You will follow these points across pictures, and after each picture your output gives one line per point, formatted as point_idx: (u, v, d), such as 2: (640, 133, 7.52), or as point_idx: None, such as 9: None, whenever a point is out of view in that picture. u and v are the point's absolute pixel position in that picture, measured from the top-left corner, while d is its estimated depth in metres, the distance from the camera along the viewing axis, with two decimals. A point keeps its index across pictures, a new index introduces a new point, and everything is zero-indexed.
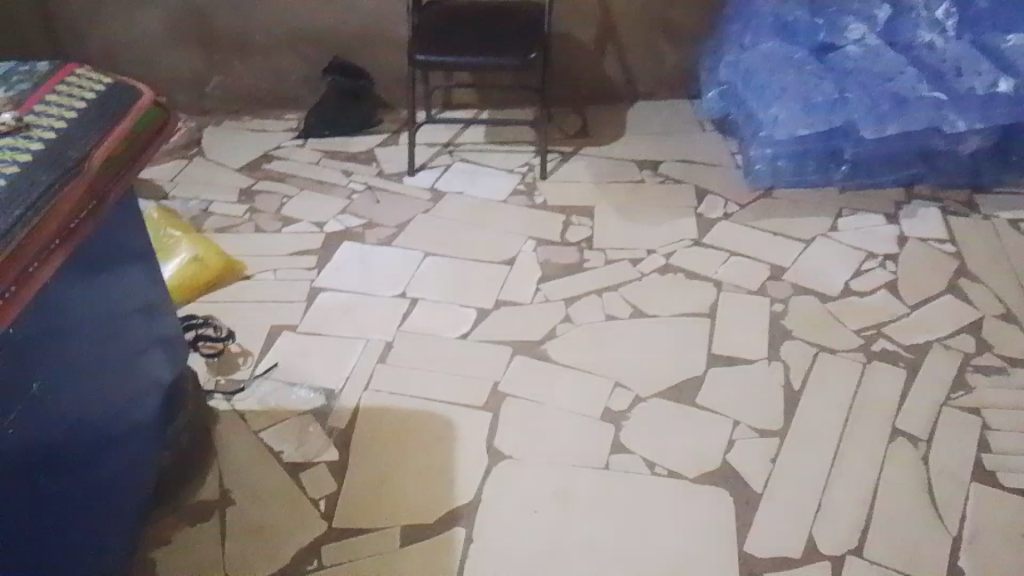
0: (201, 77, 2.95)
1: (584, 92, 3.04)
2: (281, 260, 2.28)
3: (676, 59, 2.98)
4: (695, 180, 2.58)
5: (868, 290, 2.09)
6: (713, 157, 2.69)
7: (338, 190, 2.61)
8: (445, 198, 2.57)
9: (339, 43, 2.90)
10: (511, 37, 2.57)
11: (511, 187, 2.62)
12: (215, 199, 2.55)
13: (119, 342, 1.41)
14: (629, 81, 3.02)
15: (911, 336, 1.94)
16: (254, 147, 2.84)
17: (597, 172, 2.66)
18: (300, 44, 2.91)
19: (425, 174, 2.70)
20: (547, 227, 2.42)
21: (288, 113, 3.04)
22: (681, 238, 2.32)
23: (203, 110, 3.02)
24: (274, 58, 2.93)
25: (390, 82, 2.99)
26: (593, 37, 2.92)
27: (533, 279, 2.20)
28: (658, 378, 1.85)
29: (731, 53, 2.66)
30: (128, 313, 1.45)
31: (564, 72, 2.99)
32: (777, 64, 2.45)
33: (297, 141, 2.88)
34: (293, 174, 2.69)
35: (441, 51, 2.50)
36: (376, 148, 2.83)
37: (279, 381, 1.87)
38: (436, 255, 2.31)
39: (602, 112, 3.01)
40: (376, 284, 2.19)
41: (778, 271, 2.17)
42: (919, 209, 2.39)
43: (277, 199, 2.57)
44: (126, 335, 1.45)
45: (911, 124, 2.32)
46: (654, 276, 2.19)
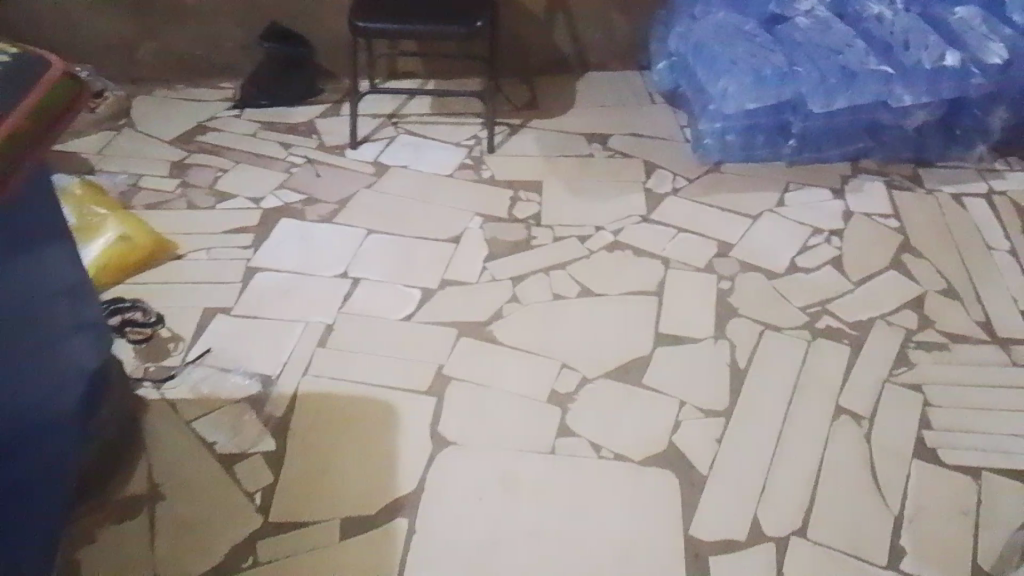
0: (129, 42, 2.79)
1: (533, 62, 2.97)
2: (215, 239, 2.19)
3: (625, 29, 2.92)
4: (644, 154, 2.54)
5: (814, 266, 2.09)
6: (663, 131, 2.66)
7: (276, 164, 2.51)
8: (389, 173, 2.49)
9: (277, 7, 2.76)
10: (456, 4, 2.48)
11: (457, 161, 2.55)
12: (145, 174, 2.43)
13: (36, 333, 1.31)
14: (579, 51, 2.96)
15: (856, 312, 1.95)
16: (187, 117, 2.71)
17: (545, 145, 2.61)
18: (236, 8, 2.76)
19: (368, 147, 2.61)
20: (494, 203, 2.36)
21: (224, 82, 2.90)
22: (629, 214, 2.29)
23: (132, 77, 2.86)
24: (207, 22, 2.78)
25: (331, 50, 2.87)
26: (541, 5, 2.84)
27: (479, 257, 2.15)
28: (605, 358, 1.82)
29: (682, 24, 2.61)
30: (47, 300, 1.35)
31: (512, 41, 2.91)
32: (728, 35, 2.41)
33: (233, 112, 2.75)
34: (229, 147, 2.58)
35: (384, 17, 2.39)
36: (317, 119, 2.72)
37: (213, 367, 1.80)
38: (379, 232, 2.24)
39: (551, 83, 2.95)
40: (315, 264, 2.11)
41: (726, 247, 2.15)
42: (865, 183, 2.40)
43: (211, 173, 2.46)
44: (44, 323, 1.34)
45: (859, 98, 2.31)
46: (602, 253, 2.15)
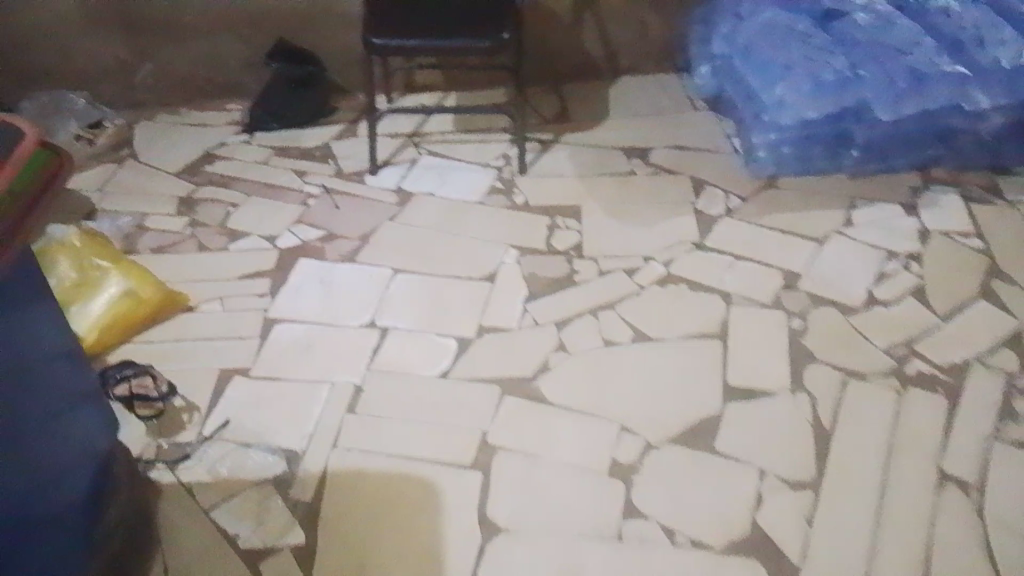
0: (127, 64, 2.60)
1: (560, 68, 2.74)
2: (228, 286, 2.00)
3: (661, 29, 2.69)
4: (690, 170, 2.32)
5: (893, 298, 1.88)
6: (708, 141, 2.44)
7: (291, 196, 2.32)
8: (413, 201, 2.29)
9: (284, 21, 2.56)
10: (480, 14, 2.26)
11: (486, 185, 2.35)
12: (150, 212, 2.24)
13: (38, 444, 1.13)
14: (610, 54, 2.73)
15: (946, 353, 1.74)
16: (193, 145, 2.51)
17: (581, 163, 2.40)
18: (240, 24, 2.56)
19: (389, 172, 2.41)
20: (530, 232, 2.16)
21: (230, 103, 2.70)
22: (681, 241, 2.08)
23: (132, 101, 2.67)
24: (210, 40, 2.58)
25: (344, 64, 2.67)
26: (569, 7, 2.61)
27: (519, 298, 1.95)
28: (668, 418, 1.62)
29: (726, 24, 2.37)
30: (48, 404, 1.17)
31: (538, 47, 2.69)
32: (781, 37, 2.17)
33: (241, 137, 2.55)
34: (239, 178, 2.38)
35: (401, 33, 2.18)
36: (332, 142, 2.52)
37: (232, 443, 1.61)
38: (406, 271, 2.04)
39: (582, 91, 2.73)
40: (339, 312, 1.92)
41: (792, 278, 1.94)
42: (939, 196, 2.17)
43: (221, 208, 2.27)
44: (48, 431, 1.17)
45: (930, 103, 2.08)
46: (655, 288, 1.95)
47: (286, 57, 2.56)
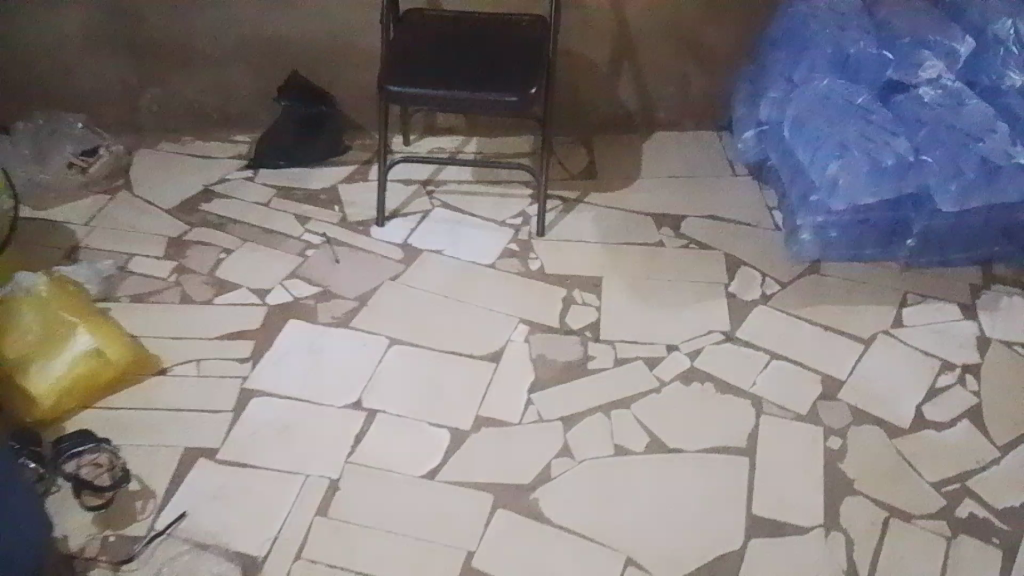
0: (132, 88, 2.46)
1: (591, 119, 2.56)
2: (207, 347, 1.83)
3: (703, 84, 2.50)
4: (724, 246, 2.12)
5: (946, 420, 1.66)
6: (746, 213, 2.23)
7: (289, 244, 2.15)
8: (420, 259, 2.11)
9: (301, 53, 2.41)
10: (508, 64, 2.08)
11: (501, 247, 2.16)
12: (137, 253, 2.09)
13: None
14: (646, 108, 2.54)
15: (1005, 495, 1.54)
16: (193, 180, 2.36)
17: (605, 228, 2.20)
18: (254, 53, 2.41)
19: (397, 223, 2.23)
20: (543, 306, 1.96)
21: (238, 134, 2.55)
22: (709, 331, 1.87)
23: (134, 126, 2.53)
24: (222, 69, 2.44)
25: (361, 102, 2.50)
26: (605, 57, 2.43)
27: (524, 384, 1.75)
28: (680, 554, 1.44)
29: (776, 88, 2.17)
30: None
31: (570, 96, 2.50)
32: (837, 111, 1.98)
33: (245, 173, 2.40)
34: (237, 220, 2.22)
35: (419, 82, 2.01)
36: (341, 185, 2.36)
37: (185, 543, 1.45)
38: (403, 343, 1.86)
39: (613, 145, 2.54)
40: (324, 388, 1.74)
41: (832, 386, 1.73)
42: (1001, 299, 1.94)
43: (213, 254, 2.11)
44: None
45: (1000, 197, 1.89)
46: (676, 385, 1.74)
47: (298, 97, 2.37)
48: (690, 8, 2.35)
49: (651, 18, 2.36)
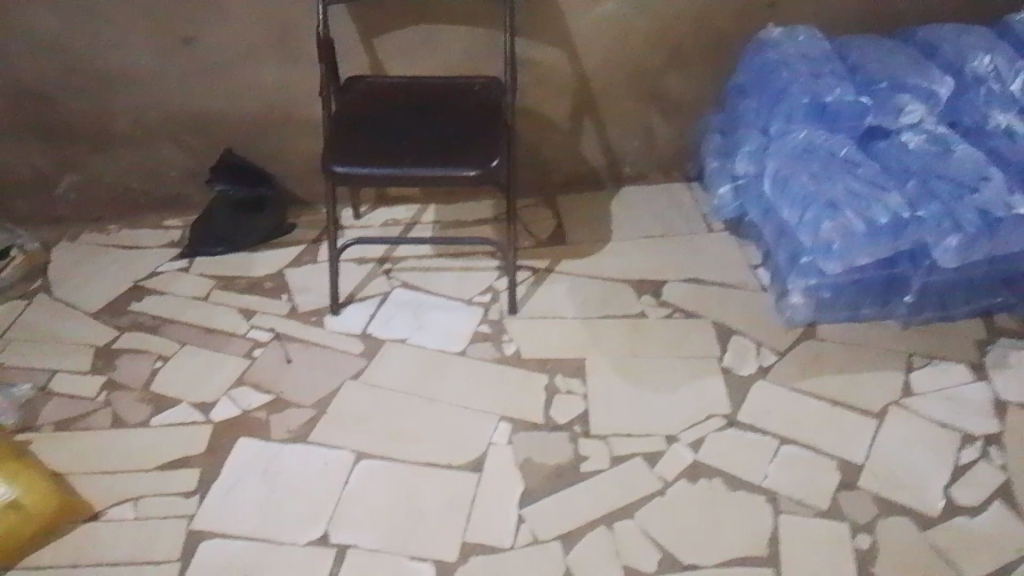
0: (46, 175, 2.21)
1: (554, 178, 2.40)
2: (146, 480, 1.60)
3: (670, 135, 2.36)
4: (711, 312, 1.97)
5: (976, 504, 1.54)
6: (729, 273, 2.09)
7: (234, 344, 1.92)
8: (383, 351, 1.90)
9: (235, 128, 2.20)
10: (465, 133, 1.91)
11: (471, 329, 1.96)
12: (60, 368, 1.85)
13: None
14: (611, 163, 2.40)
15: None
16: (121, 275, 2.13)
17: (582, 300, 2.03)
18: (183, 130, 2.19)
19: (354, 309, 2.02)
20: (524, 397, 1.77)
21: (169, 217, 2.32)
22: (709, 415, 1.71)
23: (51, 216, 2.27)
24: (147, 148, 2.21)
25: (305, 175, 2.31)
26: (566, 113, 2.28)
27: (512, 497, 1.56)
28: None
29: (751, 141, 2.05)
30: None
31: (530, 155, 2.35)
32: (821, 166, 1.85)
33: (180, 262, 2.17)
34: (173, 319, 1.99)
35: (369, 160, 1.83)
36: (288, 270, 2.15)
37: None
38: (371, 455, 1.64)
39: (580, 203, 2.38)
40: (286, 522, 1.52)
41: (849, 472, 1.59)
42: (1008, 354, 1.84)
43: (147, 363, 1.87)
44: None
45: (1001, 248, 1.78)
46: (682, 484, 1.57)
47: (229, 172, 2.17)
48: (654, 58, 2.21)
49: (613, 70, 2.22)
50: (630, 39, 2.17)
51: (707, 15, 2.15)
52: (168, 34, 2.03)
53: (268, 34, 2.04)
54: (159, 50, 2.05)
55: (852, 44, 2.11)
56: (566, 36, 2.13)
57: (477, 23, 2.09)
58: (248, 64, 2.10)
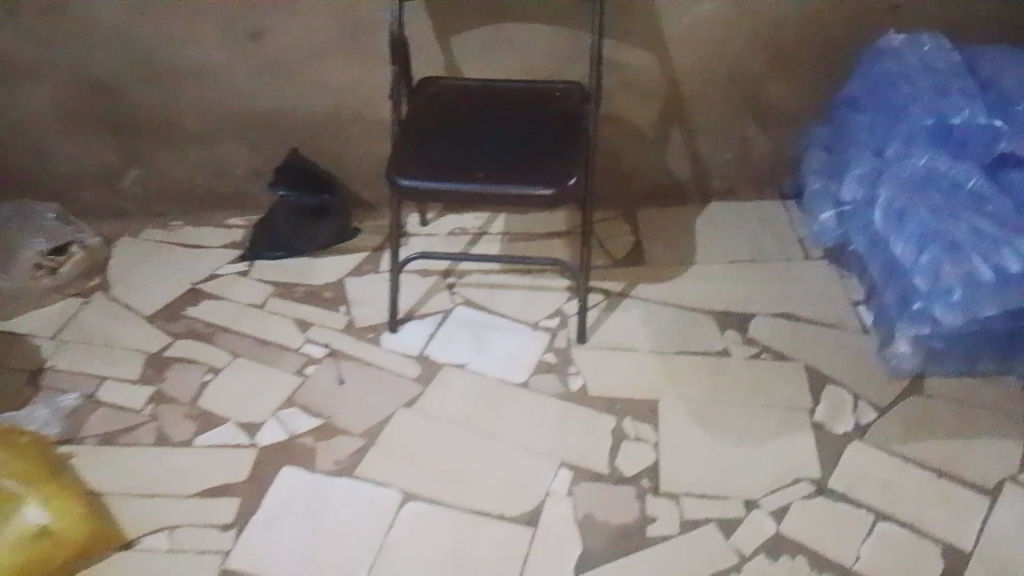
0: (112, 170, 2.17)
1: (635, 190, 2.22)
2: (183, 509, 1.53)
3: (766, 148, 2.15)
4: (802, 356, 1.77)
5: None
6: (825, 310, 1.88)
7: (286, 359, 1.83)
8: (439, 377, 1.77)
9: (301, 126, 2.10)
10: (540, 146, 1.75)
11: (535, 357, 1.81)
12: (111, 376, 1.81)
13: None
14: (698, 176, 2.20)
15: None
16: (179, 277, 2.07)
17: (658, 331, 1.85)
18: (248, 128, 2.11)
19: (412, 327, 1.90)
20: (588, 442, 1.62)
21: (232, 216, 2.25)
22: (796, 479, 1.53)
23: (116, 210, 2.24)
24: (212, 146, 2.14)
25: (370, 177, 2.20)
26: (650, 121, 2.10)
27: (571, 559, 1.43)
28: None
29: (861, 164, 1.82)
30: None
31: (609, 164, 2.17)
32: (945, 199, 1.61)
33: (239, 266, 2.09)
34: (227, 327, 1.92)
35: (436, 173, 1.69)
36: (348, 279, 2.05)
37: None
38: (421, 497, 1.54)
39: (662, 218, 2.20)
40: (326, 568, 1.43)
41: (957, 562, 1.40)
42: None
43: (198, 375, 1.80)
44: None
45: None
46: (762, 561, 1.41)
47: (302, 180, 2.06)
48: (753, 63, 2.01)
49: (705, 76, 2.02)
50: (727, 43, 1.97)
51: (816, 17, 1.94)
52: (236, 28, 1.94)
53: (340, 29, 1.94)
54: (226, 45, 1.97)
55: (984, 56, 1.85)
56: (657, 37, 1.95)
57: (560, 23, 1.93)
58: (317, 60, 1.99)
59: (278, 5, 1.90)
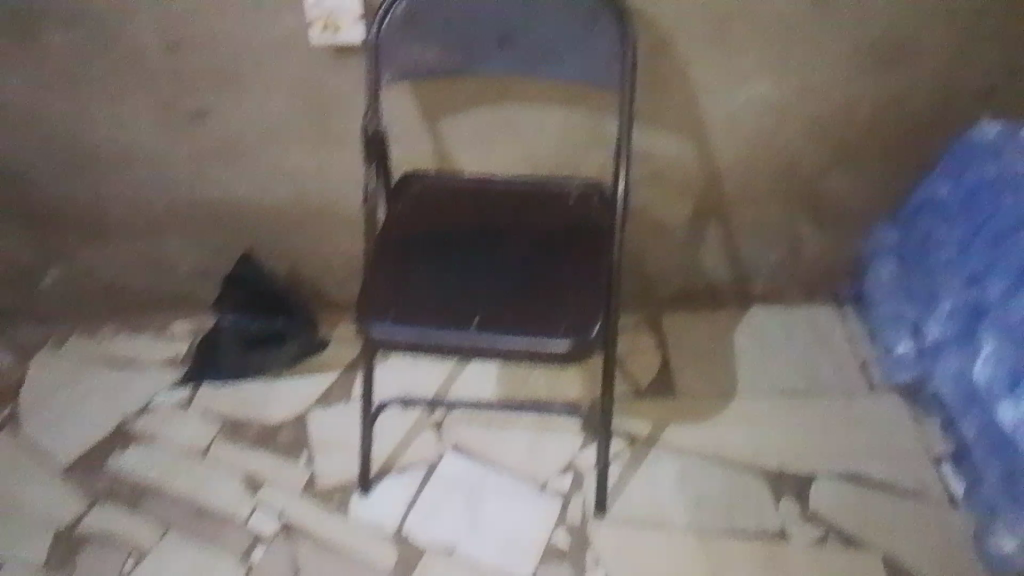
0: (26, 268, 1.79)
1: (661, 291, 1.87)
2: None
3: (821, 247, 1.80)
4: (874, 542, 1.44)
5: None
6: (900, 472, 1.54)
7: (232, 537, 1.48)
8: (423, 566, 1.42)
9: (256, 221, 1.73)
10: (555, 277, 1.36)
11: (541, 537, 1.46)
12: (13, 559, 1.47)
13: None
14: (739, 278, 1.85)
15: None
16: (105, 409, 1.69)
17: (695, 500, 1.50)
18: (192, 225, 1.73)
19: (391, 487, 1.53)
20: None
21: (175, 318, 1.87)
22: None
23: (36, 311, 1.86)
24: (147, 243, 1.76)
25: (345, 277, 1.82)
26: (685, 218, 1.74)
27: None
28: None
29: (956, 297, 1.47)
30: None
31: (635, 263, 1.82)
32: None
33: (179, 394, 1.71)
34: (160, 486, 1.56)
35: (418, 313, 1.30)
36: (313, 412, 1.67)
37: None
38: None
39: (695, 327, 1.84)
40: None
41: None
42: None
43: (120, 558, 1.46)
44: None
45: None
46: None
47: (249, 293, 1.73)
48: (812, 155, 1.65)
49: (753, 168, 1.66)
50: (781, 132, 1.61)
51: (893, 105, 1.58)
52: (169, 114, 1.56)
53: (302, 117, 1.56)
54: (160, 130, 1.59)
55: None
56: (696, 126, 1.59)
57: (577, 108, 1.56)
58: (275, 150, 1.62)
59: (223, 88, 1.52)
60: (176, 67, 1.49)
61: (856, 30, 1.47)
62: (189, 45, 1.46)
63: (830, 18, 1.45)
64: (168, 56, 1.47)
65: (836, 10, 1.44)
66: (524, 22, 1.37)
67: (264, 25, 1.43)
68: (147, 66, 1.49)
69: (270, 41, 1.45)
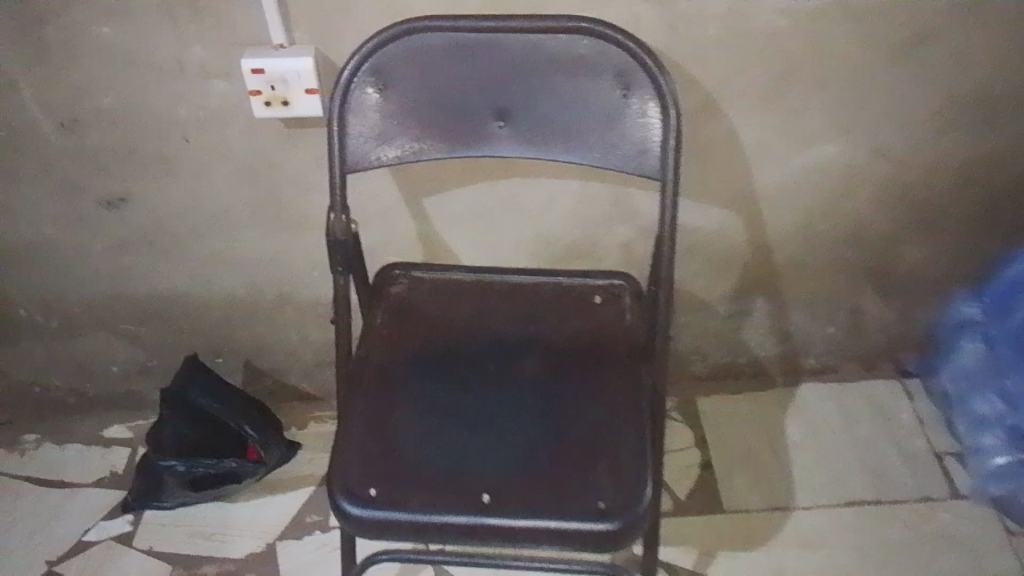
0: None
1: (693, 370, 1.58)
2: None
3: (883, 319, 1.51)
4: None
5: None
6: None
7: None
8: None
9: (204, 313, 1.41)
10: (586, 420, 1.06)
11: None
12: None
13: None
14: (785, 353, 1.56)
15: None
16: (25, 550, 1.37)
17: None
18: (123, 319, 1.42)
19: None
20: None
21: (111, 422, 1.55)
22: None
23: None
24: (71, 340, 1.45)
25: (315, 368, 1.51)
26: (725, 292, 1.44)
27: None
28: None
29: None
30: None
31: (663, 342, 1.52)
32: None
33: (119, 525, 1.41)
34: None
35: (414, 487, 1.00)
36: (281, 545, 1.38)
37: None
38: None
39: (735, 413, 1.55)
40: None
41: None
42: None
43: None
44: None
45: None
46: None
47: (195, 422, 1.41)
48: (881, 220, 1.36)
49: (809, 237, 1.37)
50: (847, 195, 1.31)
51: (985, 163, 1.29)
52: (82, 196, 1.23)
53: (251, 196, 1.24)
54: (72, 216, 1.26)
55: None
56: (743, 194, 1.29)
57: (597, 179, 1.25)
58: (221, 233, 1.29)
59: (149, 166, 1.20)
60: (86, 142, 1.17)
61: (945, 79, 1.18)
62: (102, 116, 1.14)
63: (917, 66, 1.16)
64: (75, 129, 1.15)
65: (922, 57, 1.15)
66: (534, 90, 1.06)
67: (197, 92, 1.11)
68: (49, 143, 1.17)
69: (205, 111, 1.13)
